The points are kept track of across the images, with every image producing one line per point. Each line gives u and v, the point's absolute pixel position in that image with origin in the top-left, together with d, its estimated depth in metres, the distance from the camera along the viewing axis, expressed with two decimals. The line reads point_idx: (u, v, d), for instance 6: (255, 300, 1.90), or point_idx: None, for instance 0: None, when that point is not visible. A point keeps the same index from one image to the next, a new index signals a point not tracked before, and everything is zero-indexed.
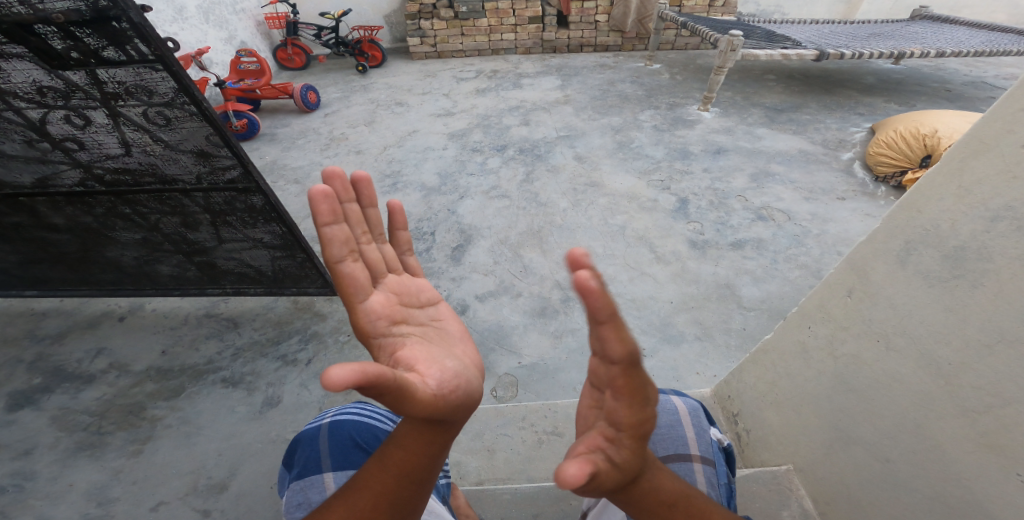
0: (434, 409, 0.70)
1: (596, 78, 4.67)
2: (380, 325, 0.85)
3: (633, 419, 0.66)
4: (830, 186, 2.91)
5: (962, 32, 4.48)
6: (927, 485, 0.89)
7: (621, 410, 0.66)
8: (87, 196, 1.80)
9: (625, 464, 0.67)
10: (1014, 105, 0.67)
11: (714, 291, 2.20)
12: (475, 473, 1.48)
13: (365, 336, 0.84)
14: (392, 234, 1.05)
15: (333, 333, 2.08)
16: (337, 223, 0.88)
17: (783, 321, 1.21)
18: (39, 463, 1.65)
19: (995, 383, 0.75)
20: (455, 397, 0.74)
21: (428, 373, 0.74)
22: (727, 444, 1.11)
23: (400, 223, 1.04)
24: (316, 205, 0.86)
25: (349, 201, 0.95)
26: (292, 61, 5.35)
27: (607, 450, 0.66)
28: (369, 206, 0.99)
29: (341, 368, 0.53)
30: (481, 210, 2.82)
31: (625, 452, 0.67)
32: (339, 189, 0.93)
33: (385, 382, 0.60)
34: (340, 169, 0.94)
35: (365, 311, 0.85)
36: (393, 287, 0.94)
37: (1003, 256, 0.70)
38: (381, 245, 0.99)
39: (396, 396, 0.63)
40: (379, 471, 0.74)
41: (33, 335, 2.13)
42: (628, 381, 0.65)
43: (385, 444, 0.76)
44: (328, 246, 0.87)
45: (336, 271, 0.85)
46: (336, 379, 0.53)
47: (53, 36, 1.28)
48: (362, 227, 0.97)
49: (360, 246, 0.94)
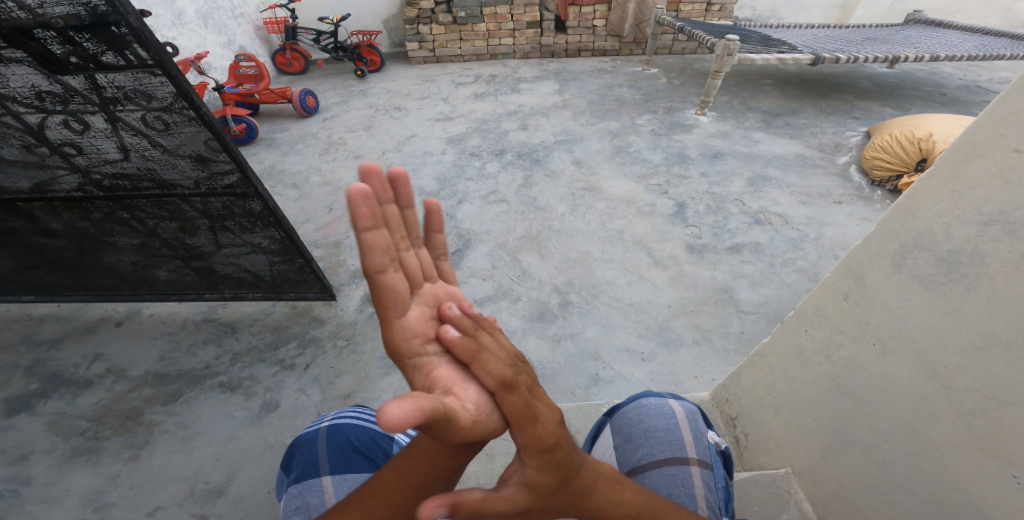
0: (472, 434, 0.69)
1: (593, 83, 4.70)
2: (417, 344, 0.80)
3: (530, 436, 0.73)
4: (826, 190, 2.93)
5: (956, 36, 4.52)
6: (924, 488, 0.89)
7: (515, 433, 0.73)
8: (85, 201, 1.80)
9: (535, 482, 0.71)
10: (1006, 110, 0.67)
11: (712, 295, 2.21)
12: (473, 478, 1.48)
13: (399, 356, 0.79)
14: (428, 236, 0.99)
15: (331, 339, 2.08)
16: (378, 229, 0.78)
17: (781, 324, 1.21)
18: (35, 469, 1.64)
19: (991, 386, 0.75)
20: (492, 420, 0.73)
21: (466, 396, 0.73)
22: (726, 448, 1.11)
23: (438, 224, 0.98)
24: (355, 208, 0.76)
25: (387, 202, 0.85)
26: (291, 66, 5.37)
27: (518, 473, 0.71)
28: (408, 207, 0.90)
29: (395, 406, 0.53)
30: (479, 215, 2.83)
31: (531, 470, 0.72)
32: (377, 187, 0.82)
33: (431, 414, 0.59)
34: (378, 165, 0.83)
35: (403, 329, 0.80)
36: (429, 298, 0.88)
37: (997, 259, 0.70)
38: (417, 249, 0.93)
39: (441, 426, 0.62)
40: (399, 484, 0.74)
41: (30, 341, 2.12)
42: (510, 403, 0.74)
43: (405, 453, 0.76)
44: (368, 254, 0.78)
45: (375, 284, 0.79)
46: (392, 418, 0.52)
47: (53, 40, 1.28)
48: (400, 231, 0.89)
49: (400, 252, 0.87)
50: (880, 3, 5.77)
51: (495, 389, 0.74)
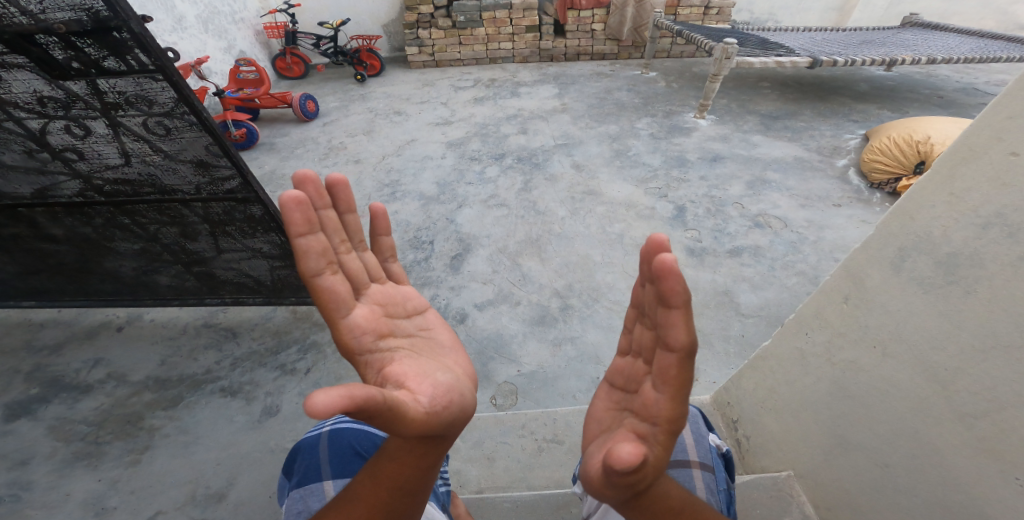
0: (426, 426, 0.71)
1: (592, 86, 4.71)
2: (366, 341, 0.85)
3: (672, 413, 0.69)
4: (825, 193, 2.94)
5: (952, 39, 4.54)
6: (925, 490, 0.89)
7: (663, 401, 0.70)
8: (86, 207, 1.80)
9: (660, 461, 0.69)
10: (1002, 113, 0.68)
11: (712, 298, 2.21)
12: (475, 481, 1.48)
13: (349, 353, 0.84)
14: (376, 240, 1.07)
15: (332, 343, 2.08)
16: (313, 234, 0.86)
17: (781, 328, 1.21)
18: (35, 474, 1.64)
19: (990, 388, 0.75)
20: (445, 413, 0.75)
21: (419, 390, 0.74)
22: (726, 450, 1.11)
23: (383, 228, 1.05)
24: (288, 214, 0.85)
25: (323, 207, 0.95)
26: (291, 70, 5.39)
27: (646, 448, 0.69)
28: (346, 212, 1.01)
29: (324, 395, 0.54)
30: (479, 219, 2.83)
31: (659, 449, 0.69)
32: (312, 194, 0.92)
33: (372, 404, 0.60)
34: (312, 173, 0.92)
35: (349, 327, 0.84)
36: (375, 298, 0.94)
37: (995, 263, 0.71)
38: (361, 253, 1.00)
39: (386, 417, 0.64)
40: (371, 485, 0.75)
41: (31, 347, 2.12)
42: (680, 372, 0.70)
43: (376, 457, 0.76)
44: (305, 258, 0.85)
45: (315, 285, 0.84)
46: (321, 407, 0.53)
47: (55, 46, 1.29)
48: (340, 236, 0.97)
49: (340, 255, 0.94)
50: (877, 7, 5.80)
51: (680, 351, 0.69)
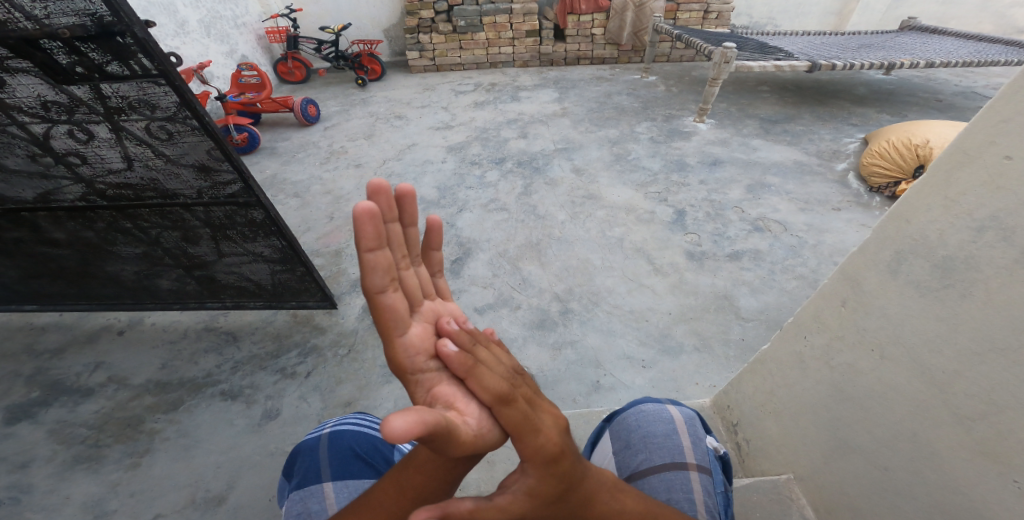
0: (471, 448, 0.72)
1: (592, 91, 4.73)
2: (418, 360, 0.83)
3: (531, 446, 0.75)
4: (825, 197, 2.95)
5: (950, 43, 4.57)
6: (925, 493, 0.89)
7: (520, 444, 0.75)
8: (88, 211, 1.81)
9: (537, 490, 0.72)
10: (996, 117, 0.69)
11: (712, 302, 2.22)
12: (474, 485, 1.47)
13: (402, 372, 0.82)
14: (427, 253, 1.03)
15: (332, 347, 2.08)
16: (381, 249, 0.83)
17: (780, 331, 1.22)
18: (36, 477, 1.64)
19: (989, 391, 0.76)
20: (491, 435, 0.76)
21: (467, 411, 0.75)
22: (724, 453, 1.12)
23: (437, 242, 1.01)
24: (361, 227, 0.80)
25: (391, 220, 0.90)
26: (292, 75, 5.42)
27: (520, 481, 0.73)
28: (410, 226, 0.95)
29: (401, 419, 0.54)
30: (480, 223, 2.84)
31: (535, 479, 0.73)
32: (383, 205, 0.87)
33: (434, 428, 0.61)
34: (385, 183, 0.87)
35: (404, 346, 0.83)
36: (429, 315, 0.92)
37: (991, 266, 0.71)
38: (417, 267, 0.97)
39: (442, 440, 0.65)
40: (397, 496, 0.75)
41: (32, 350, 2.12)
42: (510, 415, 0.76)
43: (404, 466, 0.76)
44: (370, 274, 0.82)
45: (378, 301, 0.82)
46: (398, 430, 0.54)
47: (59, 50, 1.30)
48: (401, 249, 0.93)
49: (400, 270, 0.91)
50: (875, 11, 5.83)
51: (496, 401, 0.76)
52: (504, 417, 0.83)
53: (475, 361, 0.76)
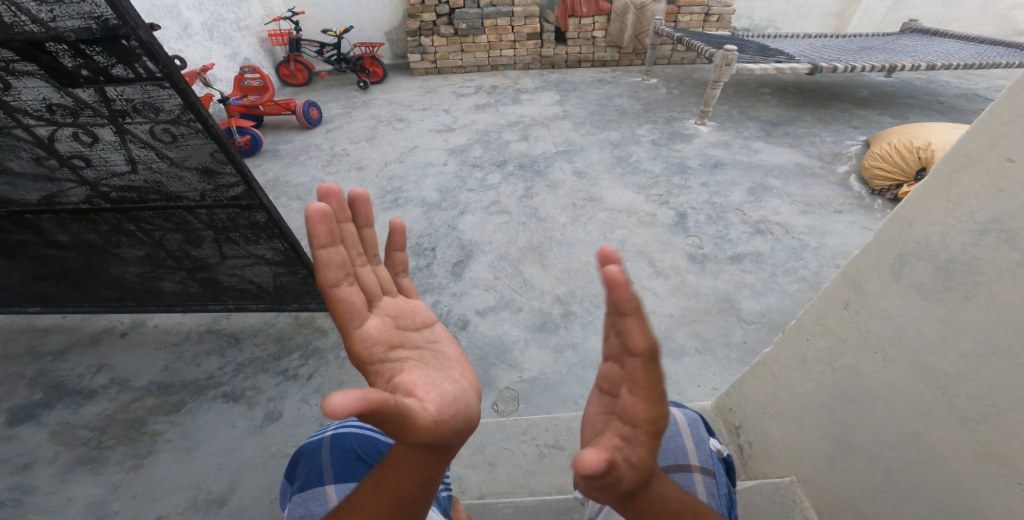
0: (432, 434, 0.71)
1: (593, 93, 4.74)
2: (377, 351, 0.85)
3: (651, 414, 0.69)
4: (826, 199, 2.94)
5: (951, 44, 4.56)
6: (930, 494, 0.89)
7: (639, 404, 0.69)
8: (92, 213, 1.82)
9: (643, 462, 0.69)
10: (997, 119, 0.69)
11: (713, 305, 2.21)
12: (475, 487, 1.47)
13: (362, 364, 0.84)
14: (388, 255, 1.06)
15: (334, 350, 2.08)
16: (333, 246, 0.87)
17: (782, 334, 1.22)
18: (38, 478, 1.64)
19: (992, 392, 0.76)
20: (452, 420, 0.76)
21: (427, 398, 0.75)
22: (728, 455, 1.11)
23: (399, 243, 1.05)
24: (313, 226, 0.85)
25: (344, 220, 0.95)
26: (294, 77, 5.45)
27: (623, 449, 0.69)
28: (365, 226, 1.00)
29: (341, 396, 0.55)
30: (481, 226, 2.85)
31: (642, 450, 0.69)
32: (335, 207, 0.92)
33: (382, 408, 0.62)
34: (337, 187, 0.93)
35: (362, 338, 0.85)
36: (389, 310, 0.94)
37: (994, 268, 0.71)
38: (375, 266, 1.00)
39: (396, 422, 0.65)
40: (374, 493, 0.75)
41: (35, 352, 2.13)
42: (648, 375, 0.69)
43: (379, 467, 0.76)
44: (324, 269, 0.85)
45: (331, 296, 0.84)
46: (338, 407, 0.55)
47: (65, 53, 1.31)
48: (358, 249, 0.97)
49: (356, 268, 0.95)
50: (876, 13, 5.83)
51: (643, 355, 0.68)
52: (610, 369, 0.77)
53: (636, 306, 0.67)
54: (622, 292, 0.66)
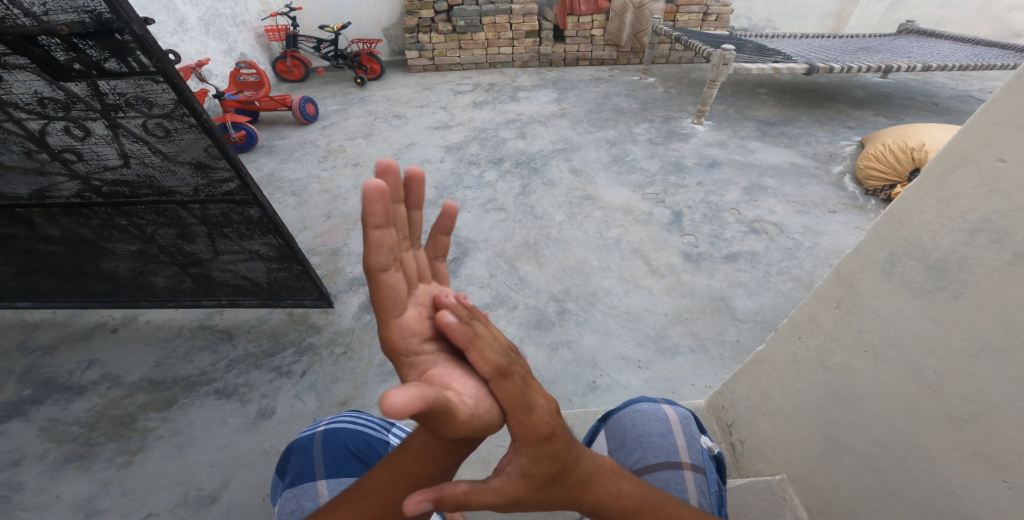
0: (469, 430, 0.70)
1: (591, 92, 4.74)
2: (415, 342, 0.81)
3: (524, 426, 0.75)
4: (820, 199, 2.96)
5: (947, 46, 4.58)
6: (917, 493, 0.90)
7: (511, 423, 0.75)
8: (83, 207, 1.80)
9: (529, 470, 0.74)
10: (986, 121, 0.69)
11: (709, 303, 2.22)
12: (470, 484, 1.47)
13: (396, 353, 0.80)
14: (433, 238, 1.03)
15: (328, 346, 2.07)
16: (387, 228, 0.80)
17: (776, 332, 1.22)
18: (26, 475, 1.63)
19: (980, 392, 0.76)
20: (490, 416, 0.73)
21: (465, 392, 0.73)
22: (719, 452, 1.10)
23: (446, 228, 1.02)
24: (369, 205, 0.76)
25: (397, 201, 0.89)
26: (291, 73, 5.41)
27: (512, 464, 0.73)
28: (414, 208, 0.95)
29: (396, 393, 0.53)
30: (477, 223, 2.84)
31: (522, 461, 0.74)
32: (391, 185, 0.85)
33: (430, 405, 0.59)
34: (395, 164, 0.85)
35: (401, 327, 0.81)
36: (427, 298, 0.90)
37: (983, 268, 0.72)
38: (416, 251, 0.96)
39: (438, 419, 0.63)
40: (393, 484, 0.73)
41: (24, 347, 2.11)
42: (505, 394, 0.75)
43: (397, 453, 0.75)
44: (373, 253, 0.79)
45: (378, 281, 0.80)
46: (391, 405, 0.52)
47: (57, 47, 1.30)
48: (404, 232, 0.92)
49: (400, 251, 0.90)
50: (873, 14, 5.85)
51: (502, 379, 0.73)
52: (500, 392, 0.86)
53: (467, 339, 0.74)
54: (449, 332, 0.73)
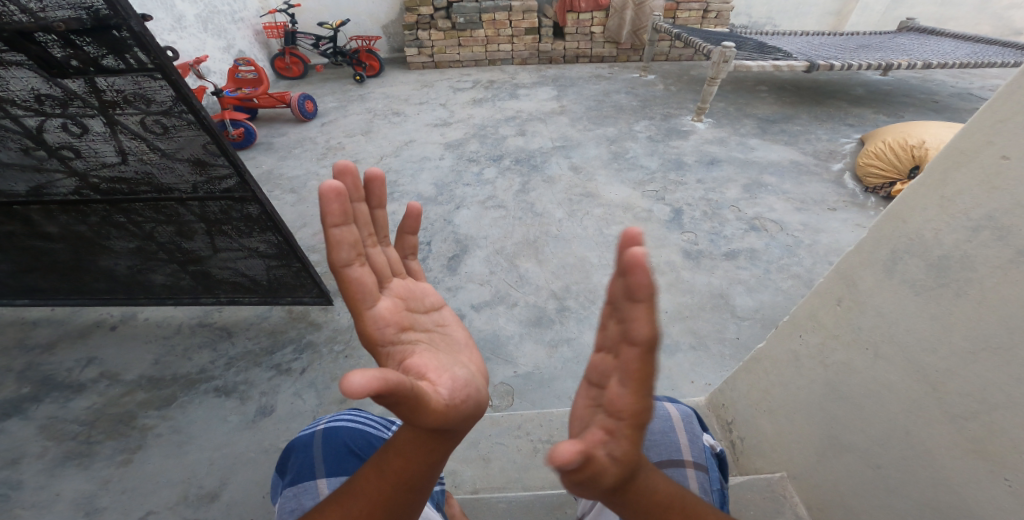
0: (443, 418, 0.70)
1: (591, 89, 4.72)
2: (388, 333, 0.83)
3: (636, 406, 0.63)
4: (820, 197, 2.95)
5: (948, 43, 4.57)
6: (918, 491, 0.90)
7: (625, 397, 0.64)
8: (82, 205, 1.79)
9: (626, 457, 0.63)
10: (991, 118, 0.69)
11: (708, 300, 2.22)
12: (470, 482, 1.47)
13: (372, 344, 0.82)
14: (399, 238, 1.04)
15: (328, 344, 2.07)
16: (346, 225, 0.84)
17: (775, 330, 1.22)
18: (26, 473, 1.63)
19: (981, 390, 0.76)
20: (462, 405, 0.74)
21: (439, 382, 0.74)
22: (721, 450, 1.10)
23: (412, 227, 1.02)
24: (327, 205, 0.83)
25: (358, 201, 0.93)
26: (289, 70, 5.39)
27: (606, 445, 0.63)
28: (377, 208, 0.98)
29: (360, 375, 0.54)
30: (477, 220, 2.83)
31: (625, 444, 0.63)
32: (350, 187, 0.90)
33: (398, 388, 0.60)
34: (353, 166, 0.91)
35: (373, 319, 0.83)
36: (398, 292, 0.92)
37: (986, 265, 0.72)
38: (386, 247, 0.98)
39: (409, 405, 0.64)
40: (376, 478, 0.73)
41: (23, 345, 2.10)
42: (641, 366, 0.62)
43: (383, 451, 0.75)
44: (336, 249, 0.83)
45: (343, 276, 0.83)
46: (356, 387, 0.53)
47: (53, 44, 1.29)
48: (370, 230, 0.95)
49: (367, 249, 0.92)
50: (874, 11, 5.84)
51: (643, 345, 0.62)
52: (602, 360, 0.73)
53: (650, 291, 0.60)
54: (637, 275, 0.61)
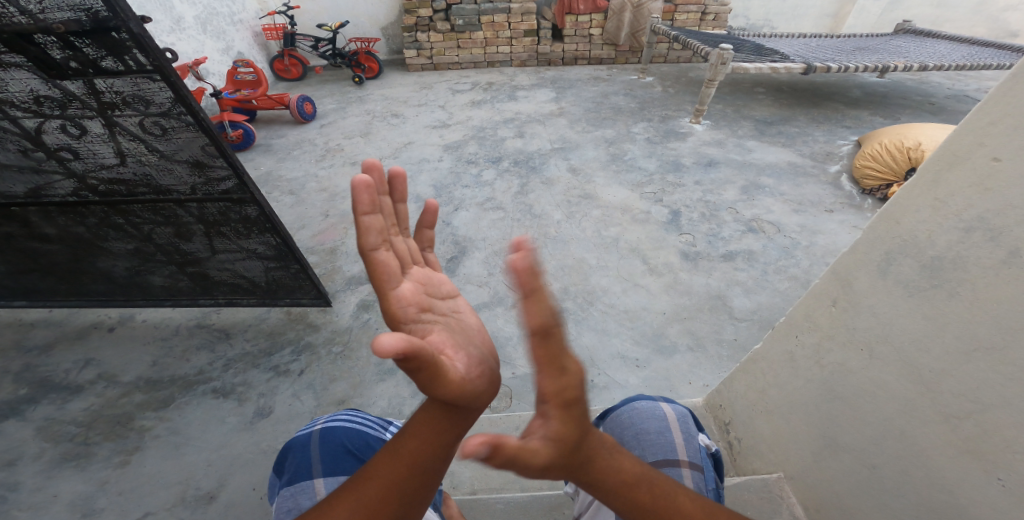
0: (460, 392, 0.71)
1: (590, 91, 4.73)
2: (410, 312, 0.82)
3: (556, 387, 0.61)
4: (817, 199, 2.96)
5: (944, 46, 4.59)
6: (912, 491, 0.90)
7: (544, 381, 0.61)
8: (80, 206, 1.80)
9: (560, 436, 0.62)
10: (982, 120, 0.69)
11: (706, 302, 2.23)
12: (468, 483, 1.47)
13: (393, 324, 0.80)
14: (420, 231, 1.05)
15: (326, 345, 2.07)
16: (375, 213, 0.85)
17: (772, 331, 1.23)
18: (22, 475, 1.62)
19: (973, 390, 0.76)
20: (480, 381, 0.75)
21: (456, 357, 0.75)
22: (716, 450, 1.10)
23: (431, 222, 1.04)
24: (356, 194, 0.84)
25: (384, 194, 0.94)
26: (288, 72, 5.40)
27: (541, 428, 0.62)
28: (399, 202, 0.99)
29: (388, 336, 0.56)
30: (475, 222, 2.84)
31: (555, 423, 0.62)
32: (378, 181, 0.91)
33: (419, 354, 0.62)
34: (379, 163, 0.92)
35: (397, 298, 0.82)
36: (419, 277, 0.91)
37: (978, 266, 0.72)
38: (407, 238, 0.98)
39: (429, 371, 0.66)
40: (393, 463, 0.73)
41: (21, 346, 2.10)
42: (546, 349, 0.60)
43: (399, 436, 0.75)
44: (365, 234, 0.84)
45: (370, 258, 0.83)
46: (384, 346, 0.55)
47: (53, 45, 1.30)
48: (393, 220, 0.95)
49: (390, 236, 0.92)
50: (870, 13, 5.87)
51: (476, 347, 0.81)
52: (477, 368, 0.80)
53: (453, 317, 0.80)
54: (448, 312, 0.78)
